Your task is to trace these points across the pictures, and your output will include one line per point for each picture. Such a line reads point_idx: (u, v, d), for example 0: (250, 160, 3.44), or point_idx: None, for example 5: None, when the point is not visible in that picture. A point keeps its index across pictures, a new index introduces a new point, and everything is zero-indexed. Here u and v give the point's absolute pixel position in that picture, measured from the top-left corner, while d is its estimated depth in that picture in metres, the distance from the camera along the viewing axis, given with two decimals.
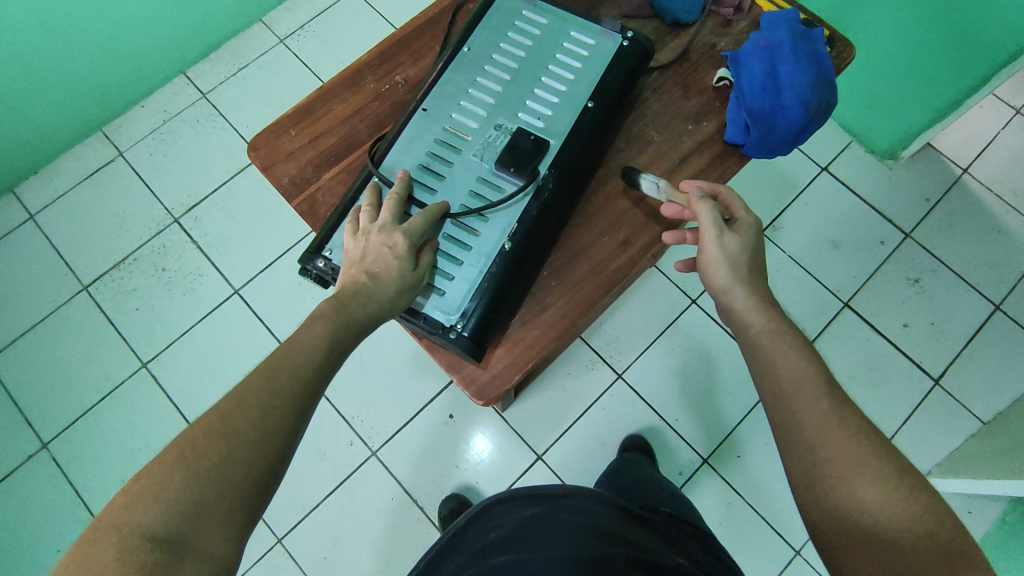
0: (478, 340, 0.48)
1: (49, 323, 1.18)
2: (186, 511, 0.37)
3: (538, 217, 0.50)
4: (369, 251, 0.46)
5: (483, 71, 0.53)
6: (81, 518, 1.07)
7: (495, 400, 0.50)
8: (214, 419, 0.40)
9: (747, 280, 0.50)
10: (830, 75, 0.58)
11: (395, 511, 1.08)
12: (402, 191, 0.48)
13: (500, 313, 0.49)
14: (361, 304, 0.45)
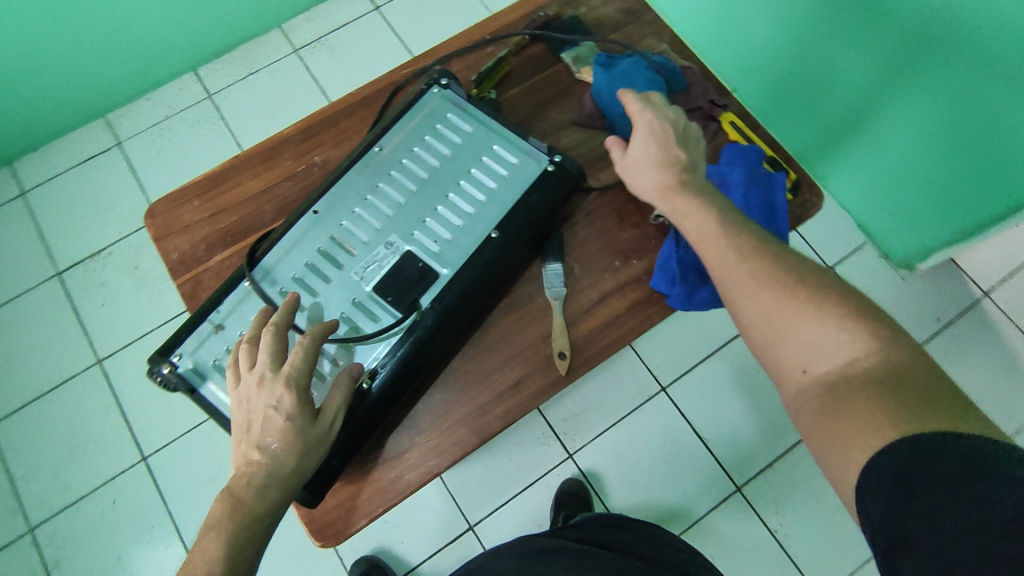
0: (316, 485, 0.44)
1: (18, 304, 1.19)
2: None
3: (409, 356, 0.45)
4: (256, 421, 0.40)
5: (388, 176, 0.49)
6: (11, 506, 1.07)
7: (331, 544, 0.47)
8: None
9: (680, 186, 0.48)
10: (784, 230, 0.52)
11: (314, 557, 1.05)
12: (282, 319, 0.42)
13: (346, 456, 0.45)
14: (266, 477, 0.40)
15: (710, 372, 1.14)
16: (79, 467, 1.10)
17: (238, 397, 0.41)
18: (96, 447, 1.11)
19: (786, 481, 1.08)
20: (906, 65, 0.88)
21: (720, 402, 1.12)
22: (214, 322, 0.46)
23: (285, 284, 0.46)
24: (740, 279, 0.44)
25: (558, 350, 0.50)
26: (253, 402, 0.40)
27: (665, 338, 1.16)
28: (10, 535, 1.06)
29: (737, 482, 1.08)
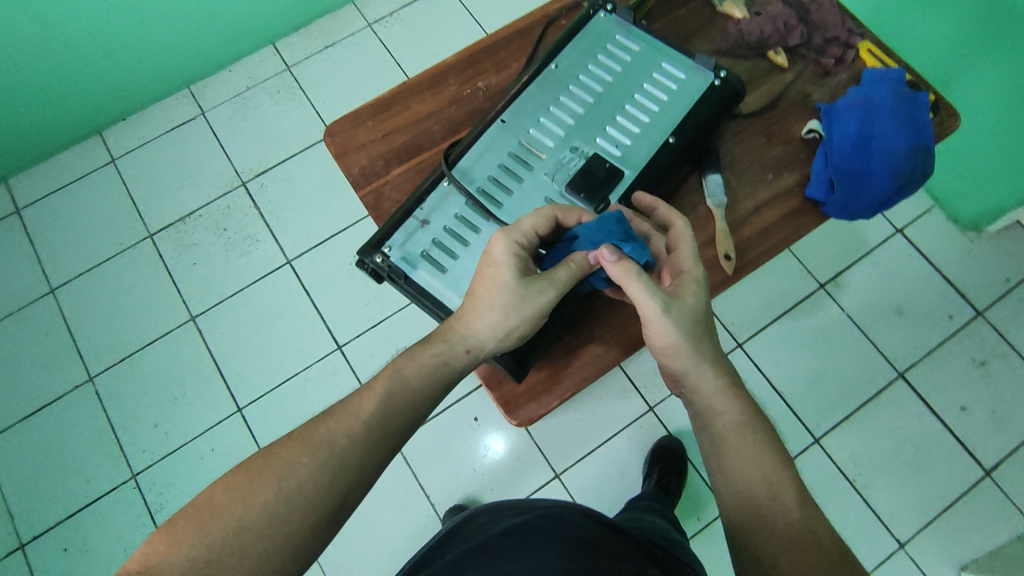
0: (520, 363, 0.51)
1: (113, 264, 1.24)
2: (334, 449, 0.46)
3: None
4: (479, 274, 0.47)
5: (567, 91, 0.53)
6: (112, 453, 1.12)
7: (526, 424, 0.53)
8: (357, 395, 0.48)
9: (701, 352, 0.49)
10: (931, 142, 0.55)
11: (406, 504, 1.09)
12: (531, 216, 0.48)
13: (545, 339, 0.52)
14: (465, 326, 0.47)
15: (783, 332, 1.19)
16: (177, 417, 1.14)
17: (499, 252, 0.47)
18: (192, 398, 1.15)
19: (861, 432, 1.13)
20: (979, 35, 0.96)
21: (795, 359, 1.17)
22: (419, 218, 0.50)
23: (481, 184, 0.51)
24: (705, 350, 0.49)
25: (724, 253, 0.53)
26: (486, 259, 0.47)
27: (739, 298, 1.20)
28: (113, 481, 1.11)
29: (816, 434, 1.13)
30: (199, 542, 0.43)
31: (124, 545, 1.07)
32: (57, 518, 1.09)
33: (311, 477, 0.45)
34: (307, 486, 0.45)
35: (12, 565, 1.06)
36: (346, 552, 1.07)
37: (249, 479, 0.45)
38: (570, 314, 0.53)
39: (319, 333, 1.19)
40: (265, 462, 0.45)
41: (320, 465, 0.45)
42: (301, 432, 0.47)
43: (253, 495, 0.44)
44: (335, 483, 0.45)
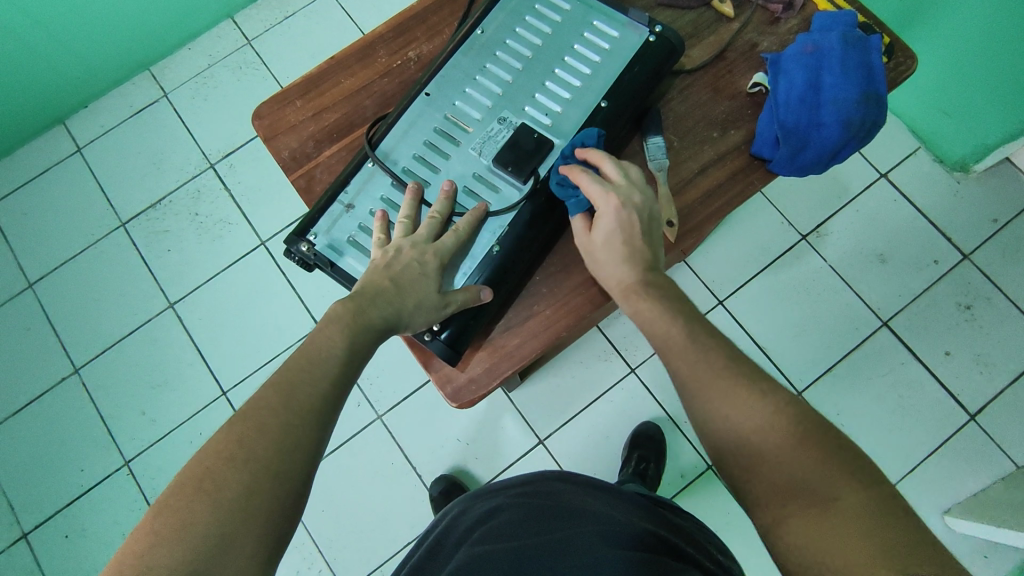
0: (456, 345, 0.49)
1: (87, 255, 1.23)
2: (278, 430, 0.40)
3: (531, 222, 0.49)
4: (394, 264, 0.46)
5: (494, 57, 0.51)
6: (104, 443, 1.14)
7: (468, 405, 0.52)
8: (284, 373, 0.43)
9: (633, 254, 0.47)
10: (882, 90, 0.52)
11: (394, 476, 1.11)
12: (444, 206, 0.48)
13: (481, 319, 0.51)
14: (390, 309, 0.45)
15: (764, 286, 1.17)
16: (164, 403, 1.16)
17: (409, 243, 0.47)
18: (177, 384, 1.16)
19: (844, 382, 1.13)
20: None
21: (777, 313, 1.16)
22: (344, 202, 0.49)
23: (406, 163, 0.50)
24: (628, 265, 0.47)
25: (666, 219, 0.51)
26: (400, 250, 0.47)
27: (719, 254, 1.18)
28: (107, 469, 1.13)
29: (799, 387, 1.13)
30: (170, 543, 0.36)
31: (123, 530, 1.10)
32: (56, 507, 1.12)
33: (264, 466, 0.39)
34: (262, 476, 0.39)
35: (17, 554, 1.10)
36: (337, 526, 1.09)
37: (188, 494, 0.38)
38: (506, 293, 0.51)
39: (298, 313, 1.19)
40: (202, 471, 0.38)
41: (287, 427, 0.41)
42: (234, 428, 0.40)
43: (198, 508, 0.37)
44: (307, 439, 0.41)
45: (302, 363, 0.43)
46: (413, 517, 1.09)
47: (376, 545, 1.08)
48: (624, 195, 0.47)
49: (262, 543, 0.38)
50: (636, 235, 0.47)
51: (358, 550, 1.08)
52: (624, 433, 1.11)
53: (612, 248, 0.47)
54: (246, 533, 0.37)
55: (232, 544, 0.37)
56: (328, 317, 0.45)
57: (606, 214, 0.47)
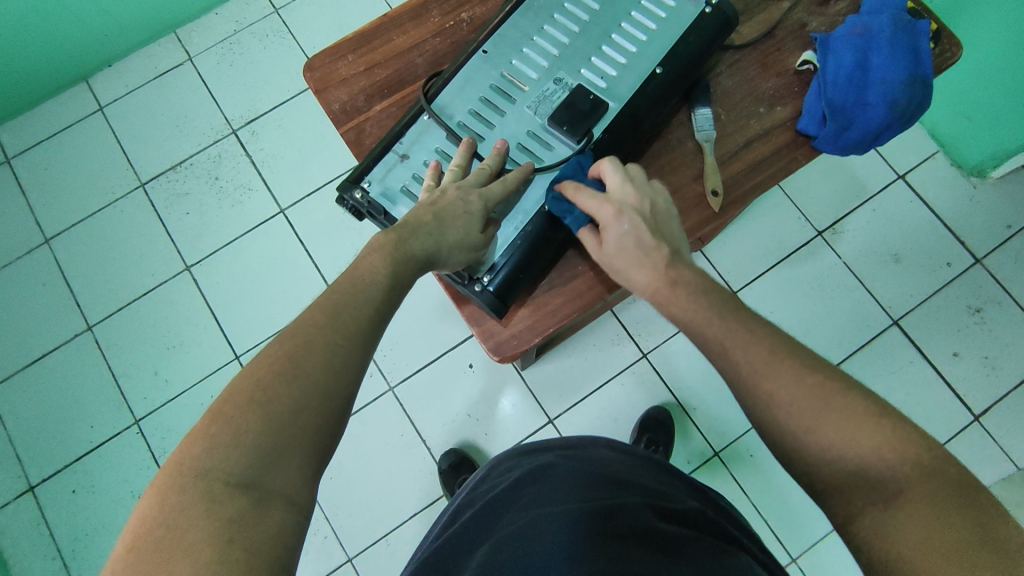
0: (504, 297, 0.50)
1: (105, 214, 1.23)
2: (330, 355, 0.41)
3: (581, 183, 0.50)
4: (440, 199, 0.47)
5: (551, 19, 0.52)
6: (115, 401, 1.14)
7: (510, 358, 0.53)
8: (334, 297, 0.44)
9: (639, 257, 0.47)
10: (929, 74, 0.53)
11: (403, 448, 1.12)
12: (496, 159, 0.49)
13: (528, 274, 0.51)
14: (430, 243, 0.46)
15: (778, 281, 1.18)
16: (178, 364, 1.16)
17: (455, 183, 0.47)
18: (191, 346, 1.17)
19: (852, 378, 1.14)
20: None
21: (789, 306, 1.17)
22: (399, 152, 0.50)
23: (462, 117, 0.50)
24: (632, 263, 0.47)
25: (711, 188, 0.52)
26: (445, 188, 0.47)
27: (734, 246, 1.19)
28: (117, 426, 1.13)
29: None
30: (224, 449, 0.37)
31: (130, 488, 1.10)
32: (64, 462, 1.12)
33: (314, 385, 0.40)
34: (310, 394, 0.40)
35: (24, 506, 1.10)
36: (345, 494, 1.10)
37: (243, 405, 0.39)
38: (554, 252, 0.52)
39: (314, 283, 1.19)
40: (257, 385, 0.39)
41: (335, 349, 0.42)
42: (288, 345, 0.41)
43: (253, 418, 0.38)
44: (352, 359, 0.42)
45: (345, 287, 0.44)
46: (421, 489, 1.10)
47: (382, 515, 1.09)
48: (621, 204, 0.47)
49: (310, 457, 0.39)
50: (643, 234, 0.47)
51: (365, 518, 1.09)
52: (633, 416, 1.12)
53: (628, 260, 0.47)
54: (296, 444, 0.39)
55: (281, 456, 0.38)
56: (372, 242, 0.46)
57: (609, 226, 0.47)
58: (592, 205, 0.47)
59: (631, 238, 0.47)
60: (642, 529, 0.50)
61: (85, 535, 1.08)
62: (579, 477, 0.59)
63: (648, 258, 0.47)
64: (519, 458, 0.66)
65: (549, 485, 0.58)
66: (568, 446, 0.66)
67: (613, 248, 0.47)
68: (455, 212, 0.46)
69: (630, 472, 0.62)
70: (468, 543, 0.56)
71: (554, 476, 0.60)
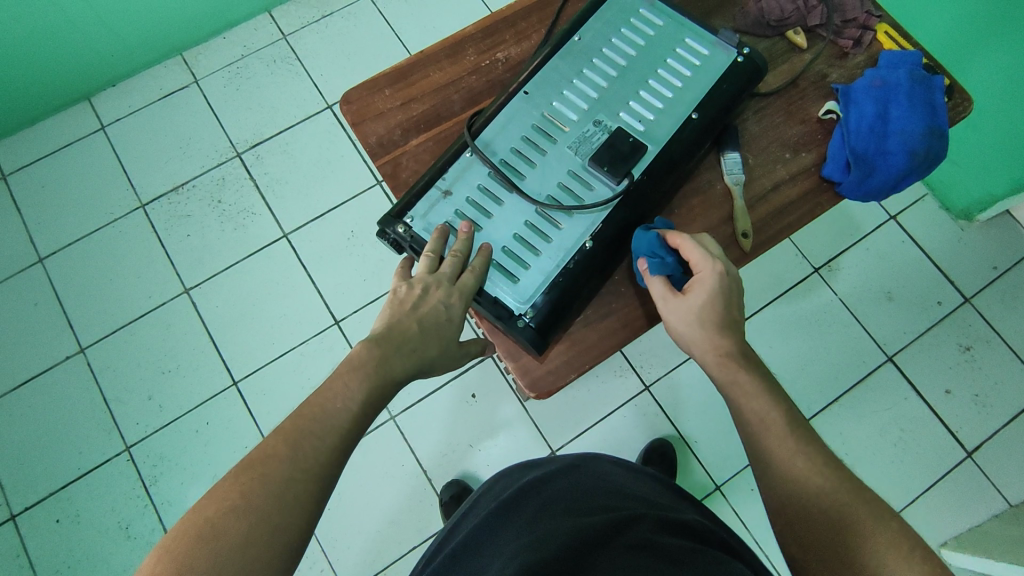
0: (544, 332, 0.49)
1: (103, 234, 1.21)
2: (312, 458, 0.43)
3: (622, 223, 0.50)
4: (420, 302, 0.48)
5: (590, 63, 0.53)
6: (105, 426, 1.11)
7: (545, 394, 0.53)
8: (323, 390, 0.46)
9: (718, 323, 0.51)
10: (944, 126, 0.56)
11: (404, 478, 1.10)
12: (465, 247, 0.49)
13: (567, 312, 0.50)
14: (413, 358, 0.47)
15: (775, 315, 1.21)
16: (173, 389, 1.13)
17: (429, 282, 0.49)
18: (188, 370, 1.14)
19: (850, 414, 1.16)
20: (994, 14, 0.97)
21: (788, 341, 1.19)
22: (442, 188, 0.51)
23: (504, 155, 0.51)
24: (705, 323, 0.51)
25: (741, 231, 0.54)
26: (425, 289, 0.49)
27: None
28: (106, 453, 1.10)
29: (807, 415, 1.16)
30: None
31: (118, 517, 1.06)
32: (48, 490, 1.08)
33: (297, 484, 0.42)
34: (292, 495, 0.41)
35: (3, 536, 1.05)
36: (341, 526, 1.08)
37: (224, 510, 0.40)
38: (595, 287, 0.51)
39: (317, 309, 1.18)
40: (242, 487, 0.40)
41: (320, 450, 0.43)
42: (278, 445, 0.43)
43: (234, 523, 0.39)
44: (312, 488, 0.42)
45: (312, 412, 0.45)
46: (420, 521, 1.08)
47: (379, 549, 1.07)
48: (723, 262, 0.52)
49: None
50: (723, 303, 0.51)
51: (362, 552, 1.06)
52: (635, 449, 1.12)
53: (706, 324, 0.51)
54: None
55: (256, 564, 0.38)
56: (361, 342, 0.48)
57: (706, 281, 0.51)
58: (700, 253, 0.51)
59: (717, 309, 0.51)
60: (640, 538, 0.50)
61: (68, 567, 1.04)
62: (583, 496, 0.58)
63: (722, 329, 0.51)
64: (521, 476, 0.65)
65: (552, 502, 0.57)
66: (568, 462, 0.66)
67: (697, 312, 0.51)
68: (439, 311, 0.48)
69: (634, 487, 0.61)
70: (467, 557, 0.55)
71: (557, 492, 0.59)
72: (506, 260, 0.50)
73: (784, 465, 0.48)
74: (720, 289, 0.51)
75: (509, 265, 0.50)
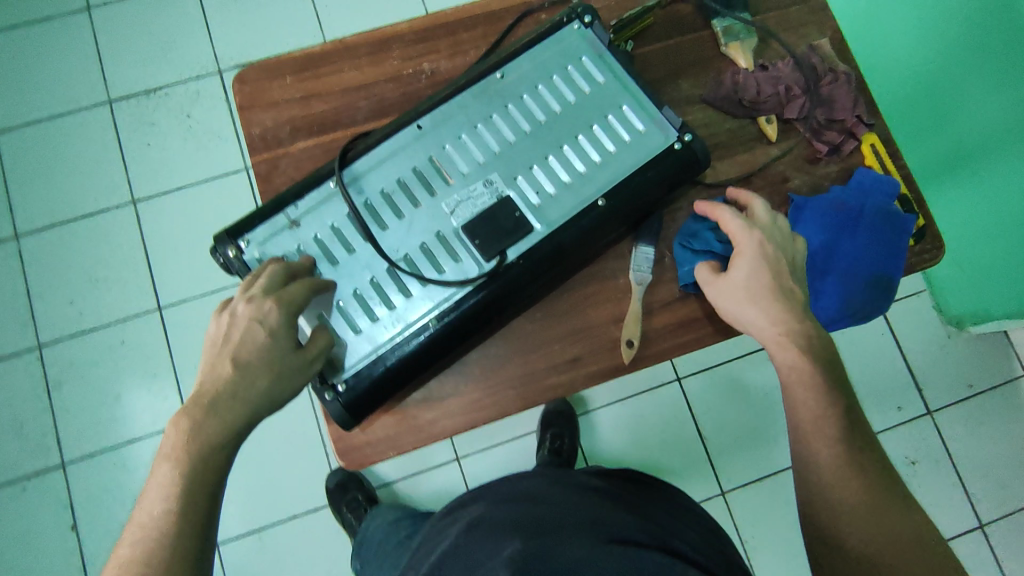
0: (351, 410, 0.53)
1: (64, 122, 1.16)
2: (144, 566, 0.39)
3: (470, 313, 0.54)
4: (237, 334, 0.46)
5: (504, 111, 0.57)
6: (22, 320, 1.09)
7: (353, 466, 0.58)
8: (138, 502, 0.41)
9: (774, 292, 0.55)
10: (895, 275, 0.61)
11: (300, 445, 1.06)
12: (281, 271, 0.50)
13: (383, 393, 0.54)
14: (237, 393, 0.44)
15: (734, 375, 1.12)
16: (97, 299, 1.10)
17: (239, 309, 0.47)
18: (116, 284, 1.11)
19: None
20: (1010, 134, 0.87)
21: None
22: (290, 219, 0.54)
23: (370, 196, 0.54)
24: (762, 290, 0.55)
25: (627, 338, 0.60)
26: (236, 315, 0.47)
27: None
28: (17, 346, 1.08)
29: (724, 485, 1.08)
30: None
31: (15, 414, 1.06)
32: None
33: None
34: None
35: None
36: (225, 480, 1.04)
37: None
38: (419, 372, 0.55)
39: None
40: None
41: (147, 557, 0.39)
42: None
43: None
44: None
45: (131, 530, 0.40)
46: (306, 493, 1.04)
47: (258, 510, 1.03)
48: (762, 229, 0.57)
49: None
50: (777, 268, 0.56)
51: (243, 511, 1.03)
52: None
53: (751, 299, 0.55)
54: None
55: None
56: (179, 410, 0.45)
57: (747, 247, 0.56)
58: (734, 221, 0.57)
59: (772, 272, 0.56)
60: (617, 534, 0.47)
61: None
62: (529, 514, 0.51)
63: (781, 297, 0.55)
64: (455, 512, 0.58)
65: (501, 524, 0.51)
66: (503, 486, 0.59)
67: (752, 277, 0.56)
68: (256, 331, 0.46)
69: (578, 498, 0.55)
70: None
71: (504, 515, 0.52)
72: (338, 317, 0.52)
73: (831, 485, 0.48)
74: (765, 255, 0.56)
75: (336, 323, 0.52)
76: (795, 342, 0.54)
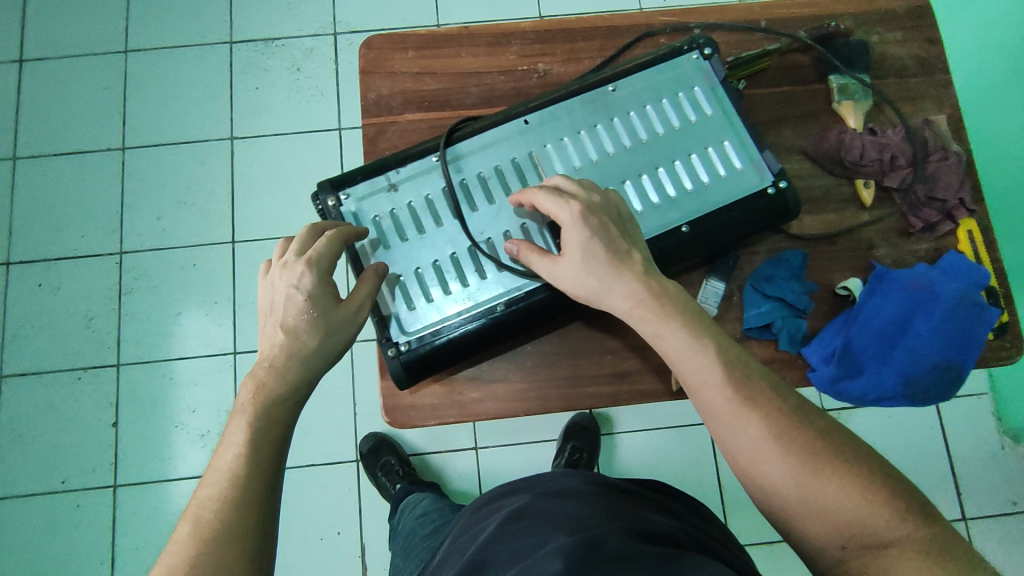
0: (409, 371, 0.55)
1: (187, 52, 1.24)
2: (227, 498, 0.42)
3: (535, 305, 0.56)
4: (282, 305, 0.49)
5: (609, 122, 0.58)
6: (111, 224, 1.17)
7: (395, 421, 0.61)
8: (219, 453, 0.45)
9: (629, 270, 0.50)
10: (964, 365, 0.59)
11: (332, 398, 1.09)
12: (306, 238, 0.52)
13: (441, 361, 0.56)
14: (296, 350, 0.48)
15: None
16: (180, 220, 1.18)
17: (276, 281, 0.50)
18: (200, 211, 1.18)
19: None
20: None
21: None
22: (390, 182, 0.57)
23: (468, 177, 0.57)
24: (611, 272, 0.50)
25: None
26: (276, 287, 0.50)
27: None
28: (102, 248, 1.16)
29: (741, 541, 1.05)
30: None
31: (87, 309, 1.14)
32: (43, 256, 1.16)
33: (215, 530, 0.41)
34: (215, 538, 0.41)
35: None
36: None
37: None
38: (478, 351, 0.57)
39: None
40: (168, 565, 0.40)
41: (227, 492, 0.43)
42: (184, 523, 0.42)
43: None
44: (253, 511, 0.42)
45: (215, 474, 0.44)
46: (327, 446, 1.08)
47: None
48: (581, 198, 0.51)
49: None
50: (612, 234, 0.51)
51: None
52: None
53: (591, 272, 0.50)
54: None
55: None
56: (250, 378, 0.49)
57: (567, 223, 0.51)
58: (539, 200, 0.52)
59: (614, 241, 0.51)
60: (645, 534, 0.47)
61: (31, 328, 1.13)
62: (562, 514, 0.51)
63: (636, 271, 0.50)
64: (488, 512, 0.59)
65: (531, 524, 0.51)
66: (532, 487, 0.60)
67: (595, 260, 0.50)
68: (296, 297, 0.49)
69: (609, 501, 0.55)
70: None
71: (535, 513, 0.52)
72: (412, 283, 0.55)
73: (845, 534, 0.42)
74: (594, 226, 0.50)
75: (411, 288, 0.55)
76: (661, 311, 0.49)
